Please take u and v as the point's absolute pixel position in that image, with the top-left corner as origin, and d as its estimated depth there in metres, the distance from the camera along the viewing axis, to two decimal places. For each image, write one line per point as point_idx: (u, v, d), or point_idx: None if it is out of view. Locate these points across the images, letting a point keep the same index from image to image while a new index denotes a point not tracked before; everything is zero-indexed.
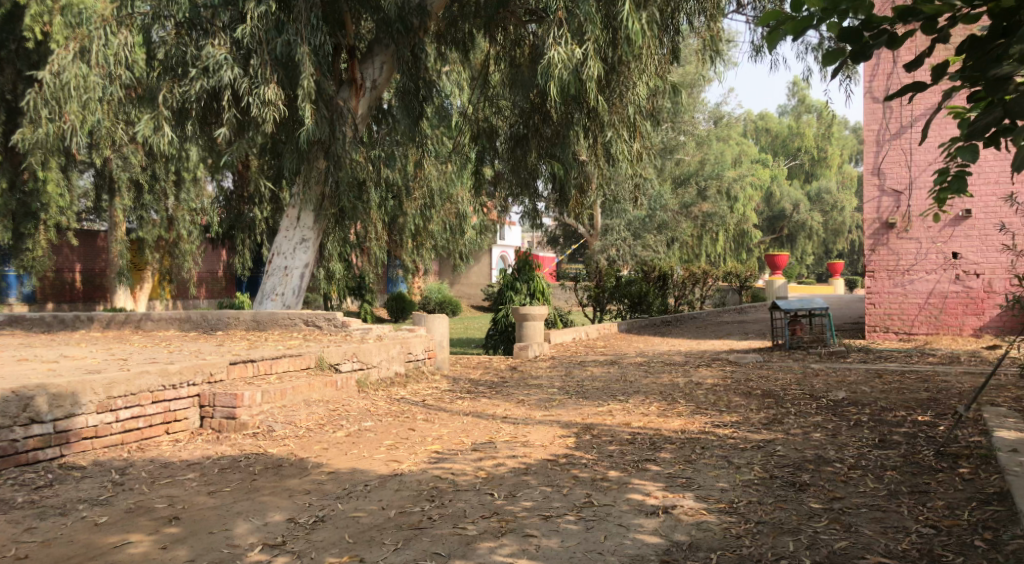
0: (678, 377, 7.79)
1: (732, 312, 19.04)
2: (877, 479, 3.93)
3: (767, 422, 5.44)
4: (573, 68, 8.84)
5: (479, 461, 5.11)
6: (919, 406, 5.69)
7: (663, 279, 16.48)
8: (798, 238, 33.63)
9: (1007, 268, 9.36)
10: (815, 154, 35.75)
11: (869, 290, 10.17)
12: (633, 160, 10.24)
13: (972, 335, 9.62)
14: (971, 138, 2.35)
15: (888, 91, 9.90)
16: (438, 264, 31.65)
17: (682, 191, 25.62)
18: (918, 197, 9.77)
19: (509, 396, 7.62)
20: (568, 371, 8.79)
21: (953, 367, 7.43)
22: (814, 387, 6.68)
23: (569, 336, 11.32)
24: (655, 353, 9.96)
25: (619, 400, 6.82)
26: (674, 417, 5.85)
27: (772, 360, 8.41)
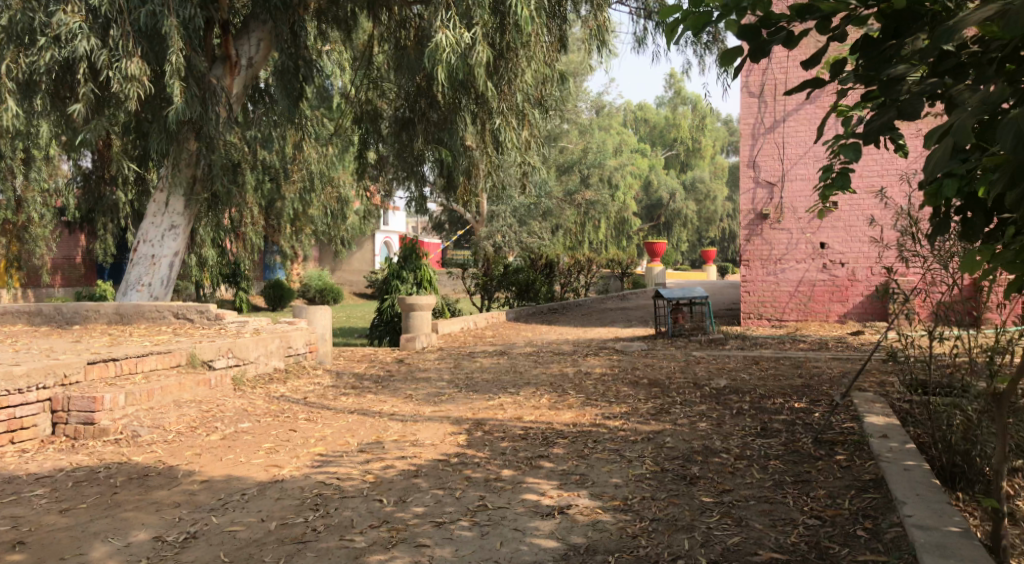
0: (566, 367, 7.81)
1: (615, 298, 19.51)
2: (762, 469, 4.04)
3: (655, 413, 5.50)
4: (460, 53, 8.65)
5: (366, 462, 4.92)
6: (795, 393, 5.95)
7: (549, 267, 16.62)
8: (675, 226, 34.98)
9: (868, 258, 10.01)
10: (690, 145, 37.26)
11: (745, 278, 10.62)
12: (521, 148, 10.17)
13: (836, 321, 10.24)
14: (867, 139, 2.36)
15: (763, 86, 10.35)
16: (319, 251, 30.61)
17: (566, 179, 25.98)
18: (789, 189, 10.30)
19: (397, 390, 7.38)
20: (457, 363, 8.63)
21: (821, 353, 7.86)
22: (697, 375, 6.87)
23: (457, 326, 11.17)
24: (544, 342, 9.98)
25: (509, 393, 6.74)
26: (565, 409, 5.82)
27: (656, 348, 8.61)
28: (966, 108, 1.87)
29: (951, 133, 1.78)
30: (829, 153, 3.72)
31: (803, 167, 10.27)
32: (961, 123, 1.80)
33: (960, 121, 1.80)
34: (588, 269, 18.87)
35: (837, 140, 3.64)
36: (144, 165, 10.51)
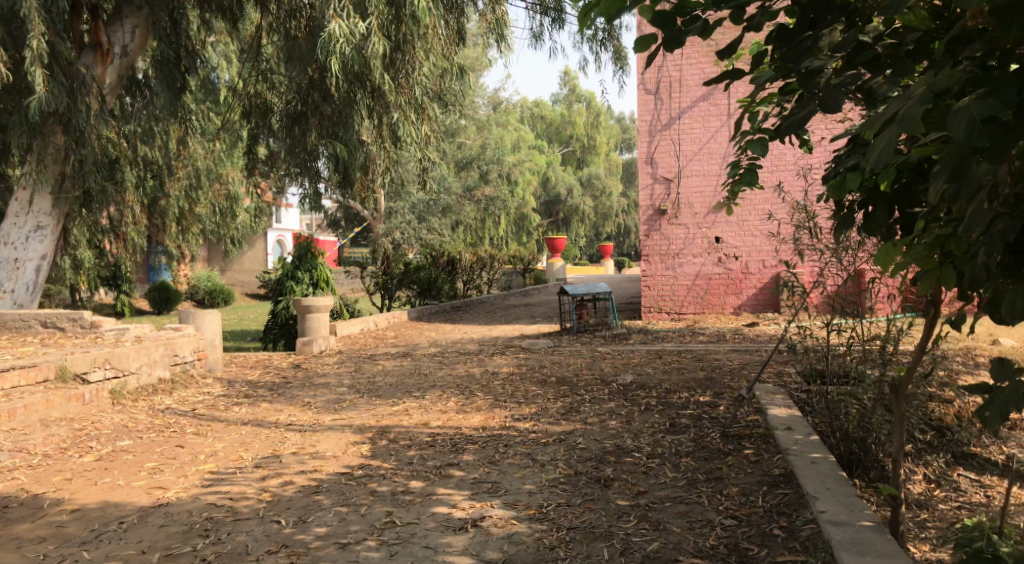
0: (472, 367, 7.63)
1: (518, 295, 19.54)
2: (674, 467, 4.02)
3: (564, 412, 5.42)
4: (355, 44, 8.32)
5: (264, 480, 4.50)
6: (699, 386, 6.04)
7: (450, 264, 16.39)
8: (572, 222, 35.49)
9: (760, 251, 10.37)
10: (586, 142, 37.89)
11: (644, 272, 10.77)
12: (421, 143, 9.91)
13: (732, 313, 10.55)
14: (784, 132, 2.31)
15: (659, 83, 10.53)
16: (207, 251, 29.09)
17: (465, 175, 25.77)
18: (685, 185, 10.52)
19: (294, 398, 6.99)
20: (359, 366, 8.30)
21: (720, 345, 8.05)
22: (603, 371, 6.86)
23: (356, 327, 10.79)
24: (449, 342, 9.78)
25: (413, 397, 6.50)
26: (473, 412, 5.65)
27: (562, 345, 8.57)
28: (911, 94, 1.66)
29: (898, 122, 1.57)
30: (735, 150, 3.73)
31: (698, 163, 10.52)
32: (908, 111, 1.58)
33: (907, 110, 1.58)
34: (489, 265, 18.96)
35: (744, 138, 3.64)
36: (4, 160, 9.53)
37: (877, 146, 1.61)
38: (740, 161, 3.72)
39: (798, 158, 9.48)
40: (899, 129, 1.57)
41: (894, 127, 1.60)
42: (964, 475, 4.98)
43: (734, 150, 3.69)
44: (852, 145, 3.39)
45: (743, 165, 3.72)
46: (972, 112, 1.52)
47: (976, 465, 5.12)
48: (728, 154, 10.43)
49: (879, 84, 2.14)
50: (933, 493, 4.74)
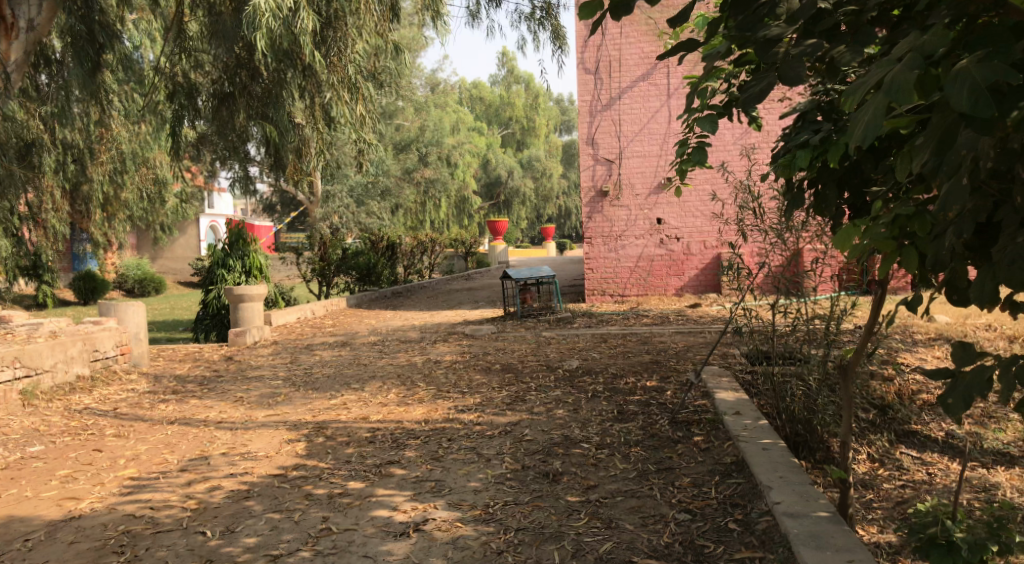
0: (414, 356, 7.38)
1: (460, 278, 19.28)
2: (625, 458, 3.90)
3: (510, 402, 5.24)
4: (283, 19, 7.89)
5: (189, 484, 4.17)
6: (645, 371, 5.95)
7: (390, 249, 16.01)
8: (513, 204, 35.31)
9: (701, 232, 10.39)
10: (525, 124, 37.68)
11: (587, 255, 10.67)
12: (356, 125, 9.54)
13: (675, 294, 10.56)
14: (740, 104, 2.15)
15: (598, 62, 10.37)
16: (135, 238, 27.84)
17: (403, 157, 25.26)
18: (626, 166, 10.44)
19: (225, 393, 6.62)
20: (294, 357, 7.96)
21: (665, 327, 8.00)
22: (549, 358, 6.70)
23: (292, 316, 10.40)
24: (389, 329, 9.49)
25: (352, 389, 6.22)
26: (414, 405, 5.42)
27: (506, 331, 8.39)
28: (896, 59, 1.50)
29: (890, 89, 1.42)
30: (683, 128, 3.58)
31: (638, 144, 10.44)
32: (896, 78, 1.42)
33: (896, 76, 1.42)
34: (431, 249, 18.64)
35: (693, 114, 3.50)
36: None
37: (861, 119, 1.45)
38: (688, 139, 3.58)
39: (741, 138, 9.47)
40: (887, 98, 1.41)
41: (881, 95, 1.44)
42: (906, 453, 5.04)
43: (683, 128, 3.54)
44: (801, 122, 3.28)
45: (691, 143, 3.58)
46: (978, 77, 1.41)
47: (917, 443, 5.19)
48: (668, 134, 10.37)
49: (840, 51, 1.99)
50: (878, 473, 4.77)
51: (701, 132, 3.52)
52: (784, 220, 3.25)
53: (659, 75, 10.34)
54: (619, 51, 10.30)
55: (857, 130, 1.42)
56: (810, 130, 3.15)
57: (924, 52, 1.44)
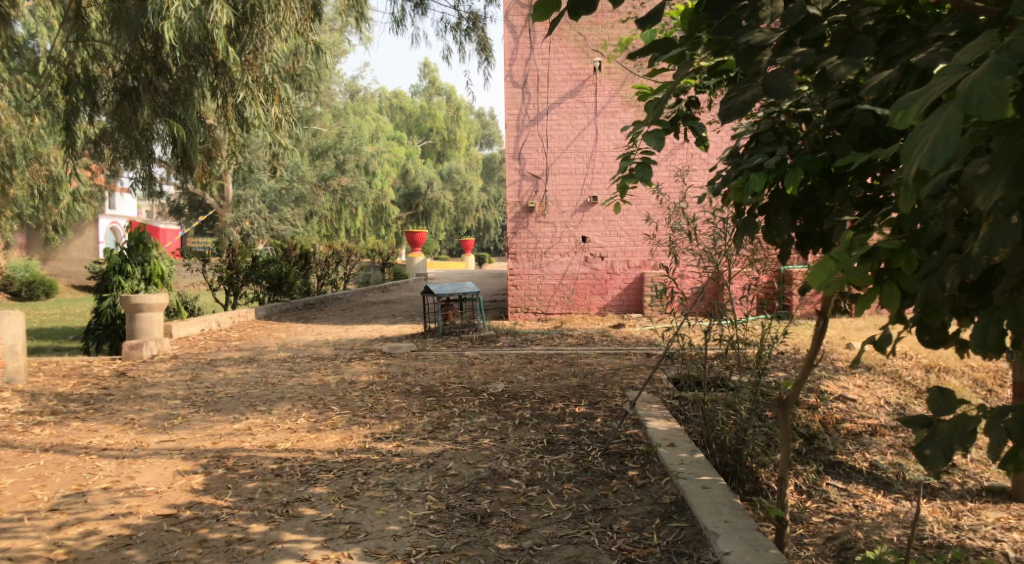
0: (327, 376, 6.89)
1: (376, 290, 18.69)
2: (557, 495, 3.63)
3: (432, 430, 4.89)
4: (192, 11, 7.32)
5: (60, 528, 3.60)
6: (573, 396, 5.74)
7: (304, 258, 15.33)
8: (432, 215, 34.80)
9: (624, 252, 10.32)
10: (446, 135, 37.30)
11: (511, 271, 10.44)
12: (271, 127, 9.01)
13: (598, 313, 10.43)
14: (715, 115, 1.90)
15: (527, 76, 10.21)
16: (25, 239, 25.86)
17: (320, 163, 24.46)
18: (552, 182, 10.29)
19: (113, 414, 5.83)
20: (194, 372, 7.29)
21: (591, 349, 7.81)
22: (472, 380, 6.37)
23: (195, 328, 9.68)
24: (301, 344, 8.94)
25: (259, 412, 5.70)
26: (327, 432, 4.98)
27: (426, 349, 8.01)
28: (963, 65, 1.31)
29: (970, 98, 1.22)
30: (629, 141, 3.36)
31: (565, 160, 10.30)
32: (978, 86, 1.22)
33: (977, 84, 1.23)
34: (346, 259, 17.99)
35: (638, 127, 3.30)
36: None
37: (928, 134, 1.26)
38: (633, 153, 3.37)
39: (670, 161, 9.32)
40: (966, 111, 1.21)
41: (954, 106, 1.24)
42: (833, 484, 4.99)
43: (628, 140, 3.33)
44: (753, 145, 3.16)
45: (635, 159, 3.36)
46: None
47: (843, 473, 5.15)
48: (595, 151, 10.28)
49: (829, 65, 1.83)
50: (807, 505, 4.68)
51: (647, 147, 3.31)
52: (734, 245, 3.11)
53: (587, 92, 10.23)
54: (548, 66, 10.17)
55: (929, 149, 1.22)
56: (764, 154, 3.04)
57: (1013, 58, 1.24)
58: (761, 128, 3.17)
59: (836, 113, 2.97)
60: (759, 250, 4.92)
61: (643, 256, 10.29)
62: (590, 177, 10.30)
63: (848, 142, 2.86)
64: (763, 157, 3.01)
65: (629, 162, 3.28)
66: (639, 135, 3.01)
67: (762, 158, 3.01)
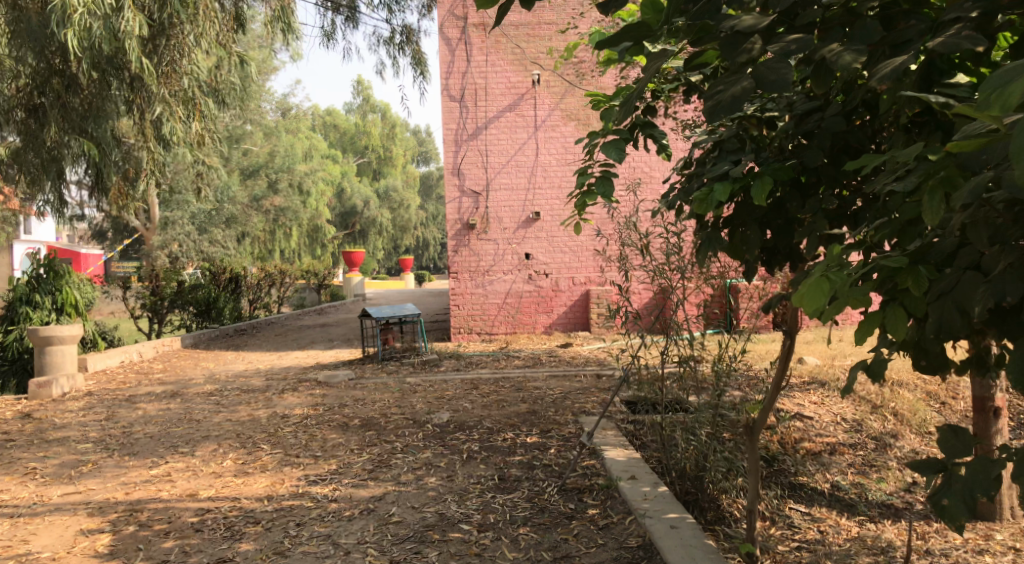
0: (258, 409, 6.39)
1: (313, 313, 18.06)
2: (513, 543, 3.32)
3: (372, 469, 4.49)
4: (103, 20, 6.77)
5: None
6: (523, 424, 5.44)
7: (234, 282, 14.62)
8: (369, 234, 34.10)
9: (568, 268, 10.10)
10: (382, 153, 36.71)
11: (453, 291, 10.10)
12: (193, 146, 8.50)
13: (543, 332, 10.16)
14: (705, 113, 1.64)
15: (464, 90, 9.94)
16: None
17: (251, 183, 23.60)
18: (493, 198, 10.02)
19: (12, 463, 5.04)
20: (108, 409, 6.63)
21: (538, 371, 7.53)
22: (415, 410, 5.99)
23: (114, 360, 8.93)
24: (230, 375, 8.39)
25: (180, 451, 5.15)
26: (257, 474, 4.51)
27: (366, 377, 7.57)
28: None
29: None
30: (585, 154, 3.11)
31: (506, 175, 10.04)
32: None
33: None
34: (280, 282, 17.30)
35: (594, 138, 3.07)
36: None
37: None
38: (589, 167, 3.11)
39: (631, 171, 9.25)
40: None
41: None
42: (796, 509, 4.86)
43: (584, 153, 3.07)
44: (716, 154, 2.93)
45: (592, 173, 3.09)
46: None
47: (805, 497, 5.03)
48: (536, 166, 10.05)
49: (830, 54, 1.64)
50: (771, 532, 4.49)
51: (604, 160, 3.06)
52: (700, 263, 2.88)
53: (526, 106, 10.01)
54: (485, 79, 9.95)
55: None
56: (729, 163, 2.82)
57: None
58: (722, 136, 2.95)
59: (803, 118, 2.78)
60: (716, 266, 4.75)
61: (588, 271, 10.09)
62: (533, 192, 10.07)
63: (818, 150, 2.67)
64: (728, 166, 2.79)
65: (587, 175, 3.01)
66: (597, 146, 2.76)
67: (726, 166, 2.79)
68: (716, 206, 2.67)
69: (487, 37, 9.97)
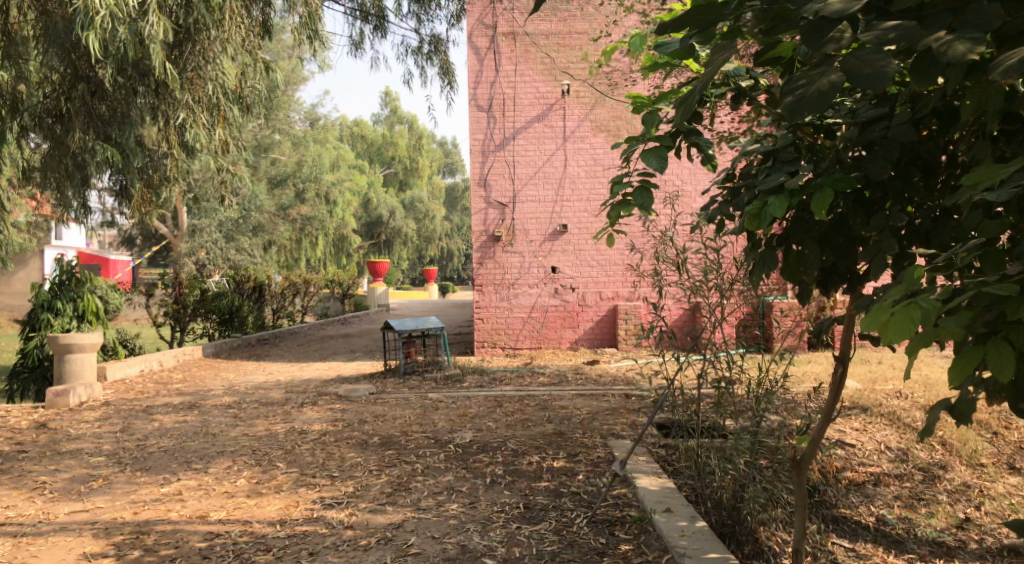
0: (276, 424, 6.21)
1: (336, 323, 17.95)
2: None
3: (391, 492, 4.28)
4: (130, 25, 6.69)
5: None
6: (550, 446, 5.20)
7: (258, 291, 14.55)
8: (394, 244, 34.05)
9: (596, 282, 9.84)
10: (408, 164, 36.72)
11: (477, 304, 9.90)
12: (216, 152, 8.40)
13: (569, 347, 9.90)
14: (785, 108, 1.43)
15: (492, 100, 9.77)
16: None
17: (278, 192, 23.65)
18: (520, 210, 9.82)
19: (22, 476, 4.90)
20: (124, 420, 6.48)
21: (565, 389, 7.28)
22: (437, 428, 5.77)
23: (134, 368, 8.83)
24: (250, 386, 8.24)
25: (192, 468, 4.97)
26: (270, 495, 4.31)
27: (387, 391, 7.36)
28: None
29: None
30: (622, 162, 2.88)
31: (533, 187, 9.83)
32: None
33: None
34: (304, 291, 17.23)
35: (633, 145, 2.85)
36: None
37: None
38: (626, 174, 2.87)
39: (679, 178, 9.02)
40: None
41: None
42: (839, 544, 4.56)
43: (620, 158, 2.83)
44: (770, 164, 2.68)
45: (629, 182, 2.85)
46: None
47: (848, 531, 4.73)
48: (564, 178, 9.84)
49: (933, 45, 1.44)
50: None
51: (644, 168, 2.83)
52: (752, 284, 2.64)
53: (555, 116, 9.81)
54: (513, 89, 9.78)
55: None
56: (785, 174, 2.57)
57: None
58: (775, 145, 2.71)
59: (869, 126, 2.54)
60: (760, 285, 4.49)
61: (616, 286, 9.82)
62: (561, 205, 9.84)
63: (885, 160, 2.43)
64: (783, 177, 2.54)
65: (623, 183, 2.78)
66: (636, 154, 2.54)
67: (780, 178, 2.54)
68: (769, 222, 2.42)
69: (516, 46, 9.80)
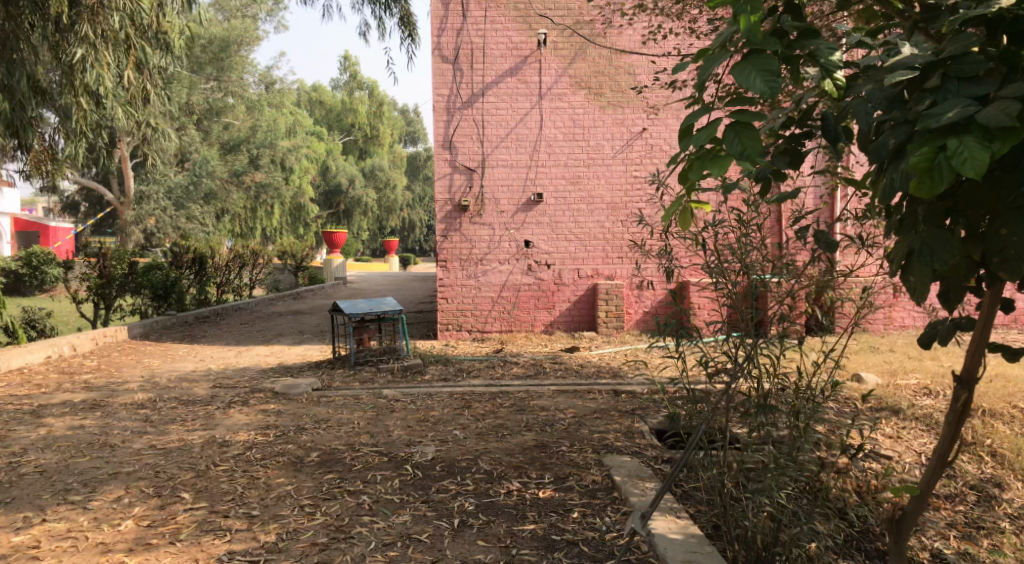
0: (194, 432, 5.05)
1: (287, 298, 16.58)
2: None
3: (323, 546, 3.20)
4: None
5: None
6: (533, 466, 4.18)
7: (199, 263, 13.17)
8: (354, 215, 32.54)
9: (574, 259, 8.78)
10: (368, 132, 34.94)
11: (440, 282, 8.80)
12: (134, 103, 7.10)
13: (543, 331, 8.87)
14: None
15: (458, 49, 8.59)
16: None
17: (231, 157, 22.11)
18: (489, 176, 8.70)
19: None
20: (3, 426, 5.25)
21: (544, 384, 6.23)
22: (392, 440, 4.68)
23: (37, 355, 7.56)
24: (173, 378, 7.03)
25: (67, 502, 3.79)
26: (161, 550, 3.21)
27: (335, 387, 6.25)
28: None
29: None
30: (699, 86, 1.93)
31: (505, 150, 8.71)
32: None
33: None
34: (252, 263, 15.86)
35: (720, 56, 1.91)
36: None
37: None
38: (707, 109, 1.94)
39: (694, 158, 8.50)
40: None
41: None
42: None
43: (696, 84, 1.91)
44: (940, 83, 1.94)
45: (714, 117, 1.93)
46: None
47: None
48: (540, 141, 8.72)
49: None
50: None
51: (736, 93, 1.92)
52: (918, 286, 1.97)
53: (532, 70, 8.65)
54: (484, 39, 8.63)
55: None
56: (970, 99, 1.85)
57: None
58: (946, 52, 1.98)
59: None
60: (791, 251, 3.96)
61: (596, 263, 8.79)
62: (538, 172, 8.73)
63: None
64: (968, 107, 1.80)
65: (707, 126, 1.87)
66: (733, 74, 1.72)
67: (965, 108, 1.79)
68: (952, 182, 1.73)
69: None
